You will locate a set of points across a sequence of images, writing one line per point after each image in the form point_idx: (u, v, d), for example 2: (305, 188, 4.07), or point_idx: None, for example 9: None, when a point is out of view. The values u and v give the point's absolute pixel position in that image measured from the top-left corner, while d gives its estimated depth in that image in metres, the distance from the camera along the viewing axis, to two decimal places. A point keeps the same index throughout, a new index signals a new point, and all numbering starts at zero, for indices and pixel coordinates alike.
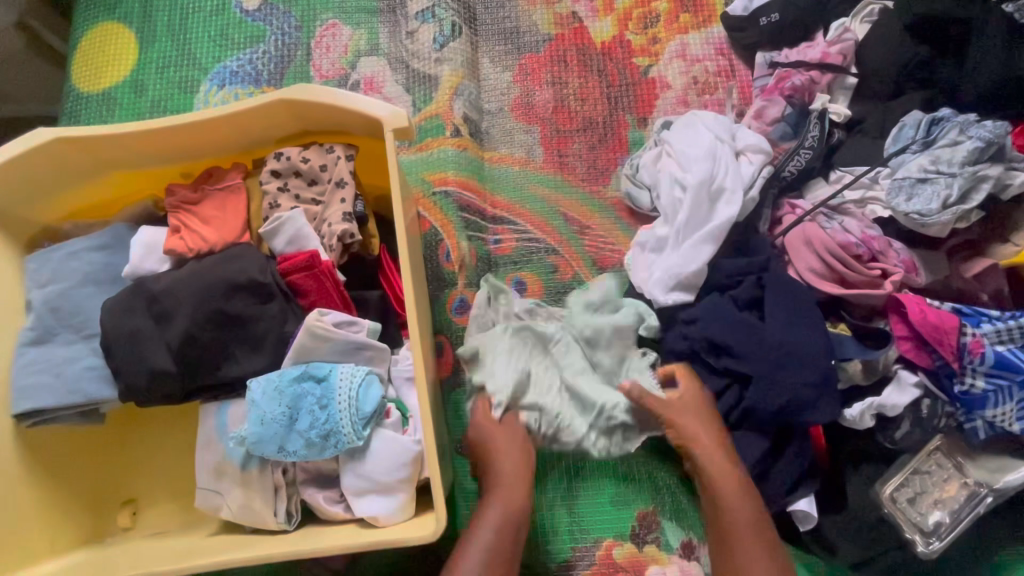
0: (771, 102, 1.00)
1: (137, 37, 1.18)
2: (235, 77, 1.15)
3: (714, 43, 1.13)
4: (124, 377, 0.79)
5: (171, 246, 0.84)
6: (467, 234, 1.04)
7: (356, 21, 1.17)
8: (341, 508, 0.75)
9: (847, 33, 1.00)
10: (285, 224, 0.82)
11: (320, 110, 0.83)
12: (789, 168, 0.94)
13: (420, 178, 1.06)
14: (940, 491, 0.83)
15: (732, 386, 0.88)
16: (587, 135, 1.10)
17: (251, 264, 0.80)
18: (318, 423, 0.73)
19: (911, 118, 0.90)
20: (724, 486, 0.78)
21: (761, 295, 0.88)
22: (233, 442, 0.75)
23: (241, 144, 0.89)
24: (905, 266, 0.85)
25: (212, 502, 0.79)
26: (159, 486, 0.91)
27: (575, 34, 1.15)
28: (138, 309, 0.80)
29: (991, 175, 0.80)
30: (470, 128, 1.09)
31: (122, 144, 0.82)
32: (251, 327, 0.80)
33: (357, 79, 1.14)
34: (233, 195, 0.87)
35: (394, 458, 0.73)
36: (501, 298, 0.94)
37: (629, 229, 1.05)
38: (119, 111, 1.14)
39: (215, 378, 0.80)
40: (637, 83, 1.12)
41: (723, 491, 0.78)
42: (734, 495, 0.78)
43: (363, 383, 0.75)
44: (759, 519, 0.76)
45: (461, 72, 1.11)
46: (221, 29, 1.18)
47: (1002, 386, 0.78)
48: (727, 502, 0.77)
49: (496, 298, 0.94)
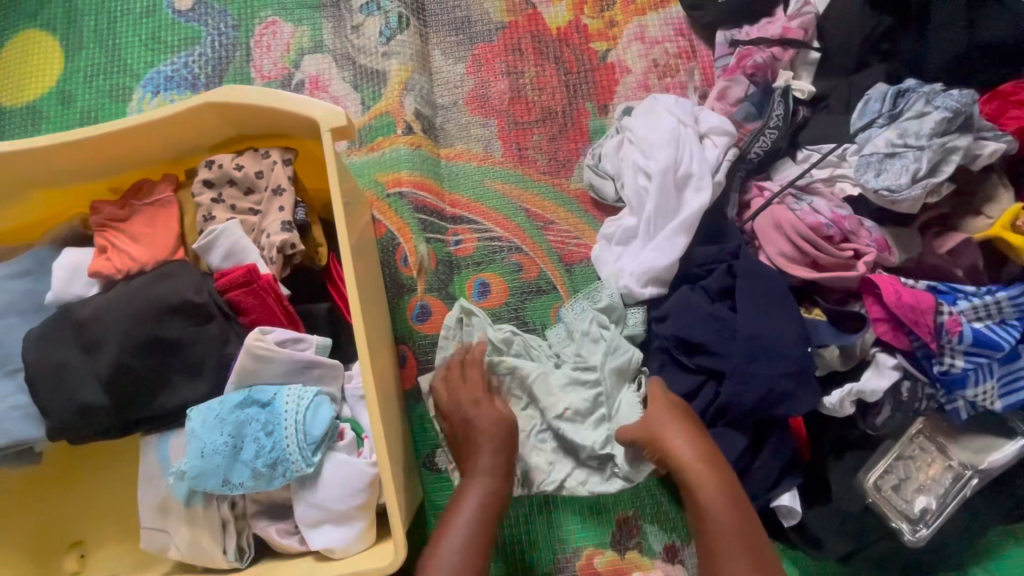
0: (734, 82, 0.96)
1: (62, 44, 1.10)
2: (170, 83, 1.08)
3: (674, 24, 1.09)
4: (51, 414, 0.72)
5: (96, 268, 0.77)
6: (425, 236, 0.99)
7: (298, 17, 1.11)
8: (295, 539, 0.70)
9: (807, 6, 0.96)
10: (219, 238, 0.76)
11: (253, 113, 0.77)
12: (755, 149, 0.90)
13: (374, 180, 1.01)
14: (923, 476, 0.81)
15: (707, 382, 0.83)
16: (546, 126, 1.05)
17: (185, 283, 0.74)
18: (264, 451, 0.67)
19: (875, 92, 0.87)
20: (711, 501, 0.68)
21: (732, 284, 0.85)
22: (172, 477, 0.69)
23: (172, 153, 0.83)
24: (879, 245, 0.82)
25: (158, 542, 0.73)
26: (107, 525, 0.84)
27: (529, 20, 1.10)
28: (66, 339, 0.74)
29: (960, 146, 0.77)
30: (424, 124, 1.04)
31: (39, 160, 0.76)
32: (188, 351, 0.74)
33: (302, 79, 1.07)
34: (164, 208, 0.81)
35: (348, 483, 0.68)
36: (472, 320, 0.89)
37: (595, 222, 1.01)
38: (46, 125, 1.06)
39: (153, 409, 0.73)
40: (596, 69, 1.07)
41: (711, 507, 0.68)
42: (718, 502, 0.68)
43: (311, 405, 0.69)
44: (745, 523, 0.67)
45: (410, 66, 1.06)
46: (153, 32, 1.10)
47: (981, 364, 0.75)
48: (714, 524, 0.67)
49: (465, 328, 0.89)
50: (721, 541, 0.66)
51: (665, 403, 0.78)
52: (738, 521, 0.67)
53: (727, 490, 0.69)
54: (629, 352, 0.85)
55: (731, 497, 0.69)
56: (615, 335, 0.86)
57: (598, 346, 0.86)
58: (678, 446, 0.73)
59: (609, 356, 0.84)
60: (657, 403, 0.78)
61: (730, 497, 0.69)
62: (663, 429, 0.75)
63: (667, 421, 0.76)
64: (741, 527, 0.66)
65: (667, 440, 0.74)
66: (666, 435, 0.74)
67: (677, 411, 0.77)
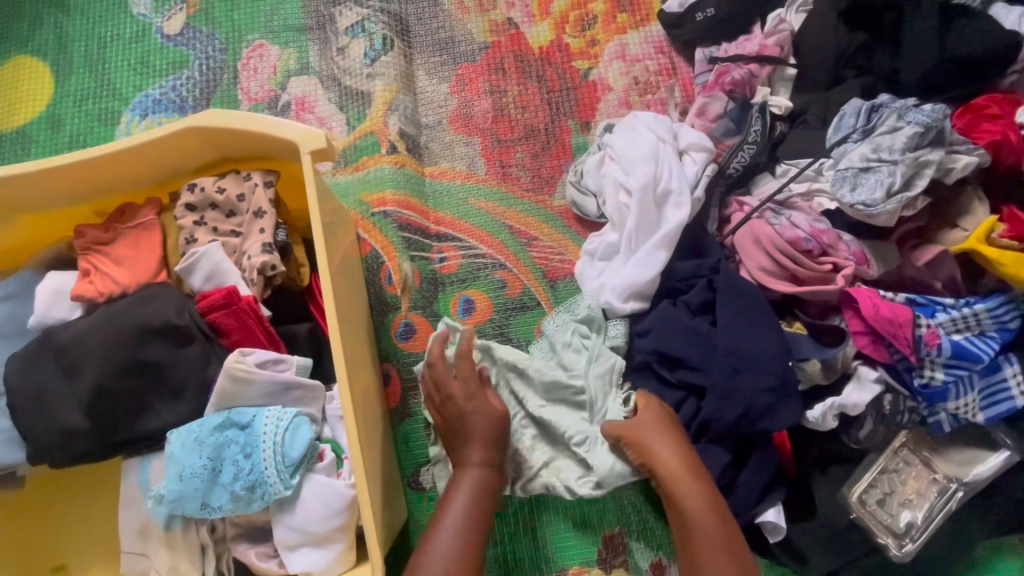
0: (713, 98, 0.97)
1: (52, 70, 1.12)
2: (158, 105, 1.10)
3: (654, 42, 1.11)
4: (33, 439, 0.73)
5: (79, 291, 0.78)
6: (409, 254, 0.99)
7: (285, 40, 1.12)
8: (274, 563, 0.69)
9: (783, 24, 0.98)
10: (200, 260, 0.76)
11: (235, 136, 0.78)
12: (733, 164, 0.91)
13: (358, 200, 1.02)
14: (909, 489, 0.81)
15: (688, 398, 0.83)
16: (529, 143, 1.06)
17: (166, 305, 0.75)
18: (242, 474, 0.67)
19: (850, 106, 0.87)
20: (696, 508, 0.70)
21: (713, 298, 0.85)
22: (151, 501, 0.69)
23: (156, 176, 0.84)
24: (857, 258, 0.82)
25: (139, 566, 0.73)
26: (90, 548, 0.83)
27: (512, 40, 1.12)
28: (48, 364, 0.74)
29: (933, 160, 0.78)
30: (408, 143, 1.05)
31: (22, 186, 0.76)
32: (168, 374, 0.74)
33: (288, 100, 1.09)
34: (147, 231, 0.81)
35: (326, 505, 0.67)
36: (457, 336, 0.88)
37: (578, 238, 1.01)
38: (35, 149, 1.08)
39: (133, 433, 0.73)
40: (578, 87, 1.09)
41: (695, 513, 0.69)
42: (701, 509, 0.69)
43: (290, 427, 0.69)
44: (727, 530, 0.68)
45: (395, 86, 1.08)
46: (143, 56, 1.12)
47: (962, 376, 0.76)
48: (698, 530, 0.68)
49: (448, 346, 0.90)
50: (705, 547, 0.67)
51: (653, 406, 0.79)
52: (720, 527, 0.68)
53: (713, 498, 0.71)
54: (613, 358, 0.85)
55: (714, 505, 0.70)
56: (598, 345, 0.86)
57: (581, 354, 0.86)
58: (665, 454, 0.74)
59: (591, 364, 0.84)
60: (649, 408, 0.78)
61: (713, 505, 0.70)
62: (648, 437, 0.75)
63: (653, 428, 0.76)
64: (726, 535, 0.68)
65: (653, 448, 0.74)
66: (654, 442, 0.75)
67: (664, 417, 0.78)
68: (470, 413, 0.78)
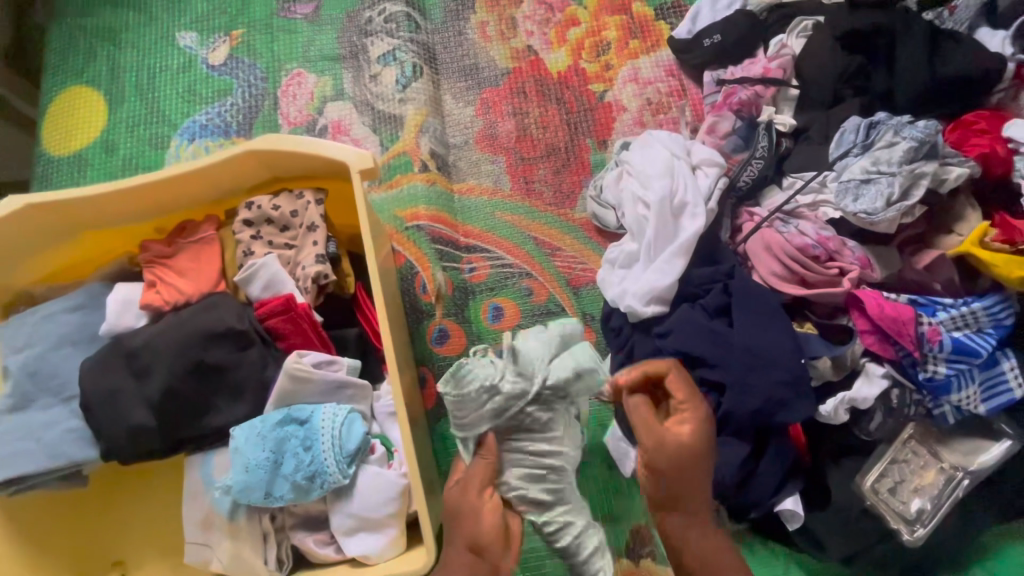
0: (722, 117, 1.05)
1: (105, 99, 1.20)
2: (204, 130, 1.18)
3: (664, 65, 1.19)
4: (105, 436, 0.79)
5: (147, 300, 0.85)
6: (441, 264, 1.06)
7: (321, 69, 1.21)
8: (332, 549, 0.75)
9: (785, 49, 1.06)
10: (259, 270, 0.83)
11: (290, 158, 0.85)
12: (743, 178, 0.99)
13: (393, 215, 1.09)
14: (919, 478, 0.86)
15: (710, 392, 0.88)
16: (551, 160, 1.14)
17: (228, 312, 0.81)
18: (303, 465, 0.73)
19: (850, 123, 0.95)
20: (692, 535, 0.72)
21: (729, 301, 0.91)
22: (218, 492, 0.75)
23: (214, 196, 0.91)
24: (861, 263, 0.89)
25: (202, 556, 0.78)
26: (146, 544, 0.89)
27: (532, 66, 1.20)
28: (117, 368, 0.81)
29: (928, 172, 0.85)
30: (438, 162, 1.13)
31: (97, 205, 0.84)
32: (231, 375, 0.80)
33: (325, 124, 1.17)
34: (207, 245, 0.88)
35: (382, 493, 0.73)
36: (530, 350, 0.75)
37: (599, 248, 1.08)
38: (92, 172, 1.16)
39: (199, 430, 0.80)
40: (595, 108, 1.17)
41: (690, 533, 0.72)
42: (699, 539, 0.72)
43: (346, 422, 0.76)
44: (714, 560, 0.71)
45: (425, 110, 1.16)
46: (190, 85, 1.21)
47: (963, 370, 0.82)
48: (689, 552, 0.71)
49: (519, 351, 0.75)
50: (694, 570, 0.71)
51: (693, 423, 0.73)
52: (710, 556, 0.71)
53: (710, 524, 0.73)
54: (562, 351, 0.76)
55: (713, 537, 0.72)
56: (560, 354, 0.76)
57: (510, 383, 0.72)
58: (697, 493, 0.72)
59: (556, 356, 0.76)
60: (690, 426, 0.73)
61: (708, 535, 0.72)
62: (683, 467, 0.71)
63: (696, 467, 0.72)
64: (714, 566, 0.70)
65: (689, 476, 0.71)
66: (690, 472, 0.71)
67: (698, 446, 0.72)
68: (459, 513, 0.71)
